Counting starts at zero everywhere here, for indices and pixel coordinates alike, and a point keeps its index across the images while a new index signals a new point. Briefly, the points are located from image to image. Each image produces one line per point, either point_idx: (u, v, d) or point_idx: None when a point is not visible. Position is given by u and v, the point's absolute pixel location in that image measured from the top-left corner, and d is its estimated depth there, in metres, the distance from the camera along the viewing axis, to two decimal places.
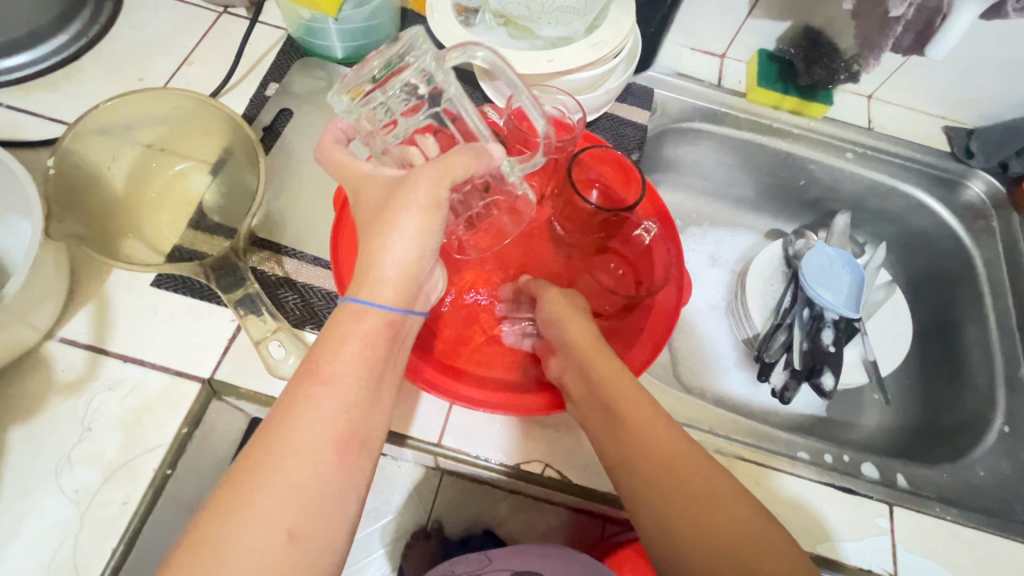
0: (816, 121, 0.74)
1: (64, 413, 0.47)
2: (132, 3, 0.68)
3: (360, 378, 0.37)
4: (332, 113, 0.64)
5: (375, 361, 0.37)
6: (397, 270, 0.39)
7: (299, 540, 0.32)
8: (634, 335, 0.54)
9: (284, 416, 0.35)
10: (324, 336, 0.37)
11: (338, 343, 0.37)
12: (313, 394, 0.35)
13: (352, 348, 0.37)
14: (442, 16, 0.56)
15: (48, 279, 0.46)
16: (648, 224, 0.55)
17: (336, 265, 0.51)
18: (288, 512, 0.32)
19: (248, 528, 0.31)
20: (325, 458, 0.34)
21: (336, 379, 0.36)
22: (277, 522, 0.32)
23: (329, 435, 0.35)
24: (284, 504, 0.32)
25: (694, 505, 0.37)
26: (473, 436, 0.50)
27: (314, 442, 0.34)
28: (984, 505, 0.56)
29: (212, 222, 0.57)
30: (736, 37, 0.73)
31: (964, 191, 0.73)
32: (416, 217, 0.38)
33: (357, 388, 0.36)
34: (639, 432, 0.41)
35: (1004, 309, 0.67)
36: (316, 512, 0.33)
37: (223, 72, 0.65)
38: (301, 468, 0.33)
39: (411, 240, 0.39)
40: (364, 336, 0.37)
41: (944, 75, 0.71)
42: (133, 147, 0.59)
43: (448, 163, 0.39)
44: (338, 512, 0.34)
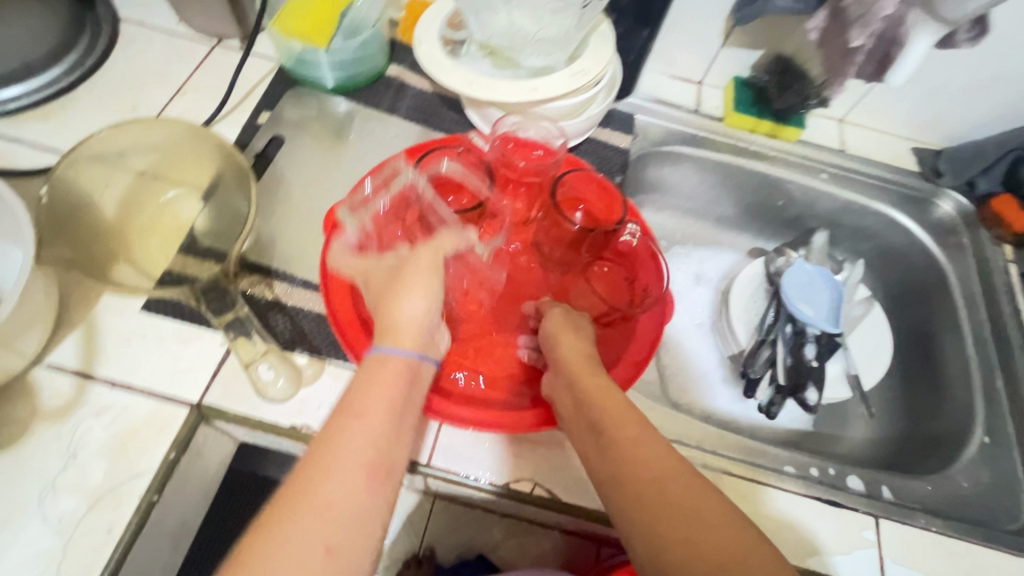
0: (791, 144, 0.77)
1: (49, 440, 0.47)
2: (128, 37, 0.70)
3: (390, 409, 0.37)
4: (323, 140, 0.66)
5: (398, 397, 0.38)
6: (410, 320, 0.43)
7: (333, 556, 0.31)
8: (627, 341, 0.55)
9: (317, 446, 0.35)
10: (358, 377, 0.39)
11: (365, 384, 0.38)
12: (347, 423, 0.36)
13: (379, 385, 0.38)
14: (429, 48, 0.59)
15: (37, 305, 0.47)
16: (632, 227, 0.59)
17: (326, 295, 0.53)
18: (327, 533, 0.31)
19: (285, 551, 0.30)
20: (359, 481, 0.34)
21: (366, 412, 0.36)
22: (314, 538, 0.31)
23: (363, 459, 0.34)
24: (319, 522, 0.31)
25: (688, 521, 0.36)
26: (462, 456, 0.50)
27: (346, 465, 0.34)
28: (969, 515, 0.57)
29: (202, 247, 0.57)
30: (712, 65, 0.77)
31: (936, 209, 0.75)
32: (422, 281, 0.45)
33: (386, 420, 0.37)
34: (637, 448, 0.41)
35: (979, 321, 0.68)
36: (351, 536, 0.32)
37: (215, 102, 0.67)
38: (335, 489, 0.33)
39: (421, 301, 0.44)
40: (380, 367, 0.40)
41: (910, 100, 0.75)
42: (125, 174, 0.59)
43: (439, 242, 0.48)
44: (371, 537, 0.33)
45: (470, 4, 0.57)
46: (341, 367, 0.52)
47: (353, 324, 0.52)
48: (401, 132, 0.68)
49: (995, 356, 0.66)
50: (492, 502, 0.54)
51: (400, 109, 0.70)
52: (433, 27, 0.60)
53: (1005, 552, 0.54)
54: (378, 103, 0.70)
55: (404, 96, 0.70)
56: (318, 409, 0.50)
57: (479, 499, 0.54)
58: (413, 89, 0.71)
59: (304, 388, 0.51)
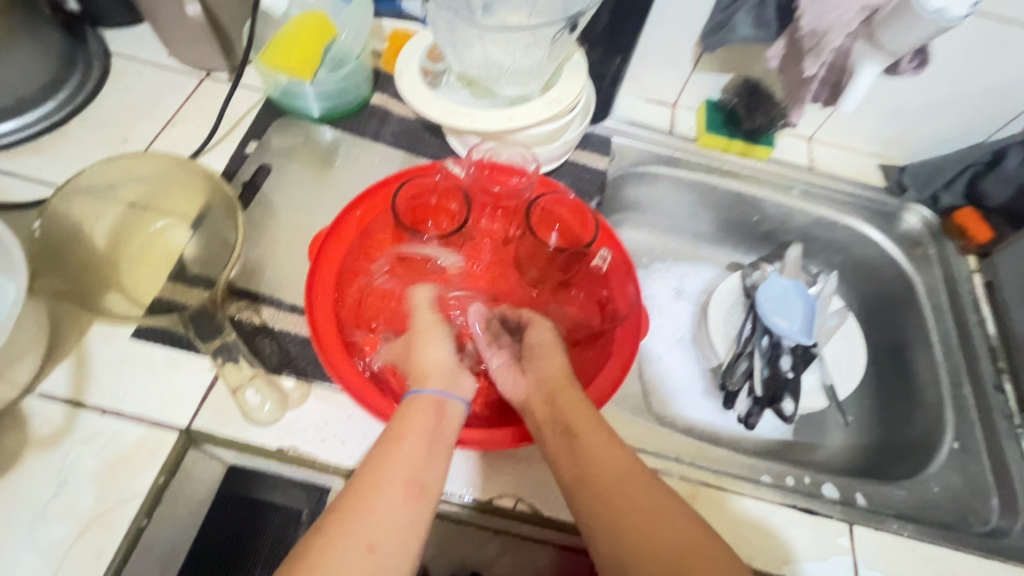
0: (759, 163, 0.80)
1: (40, 468, 0.48)
2: (119, 71, 0.72)
3: (426, 438, 0.41)
4: (310, 166, 0.68)
5: (431, 427, 0.43)
6: (436, 367, 0.48)
7: (375, 555, 0.35)
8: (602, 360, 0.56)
9: (367, 466, 0.39)
10: (399, 410, 0.44)
11: (404, 415, 0.43)
12: (388, 448, 0.40)
13: (415, 416, 0.43)
14: (410, 79, 0.62)
15: (29, 336, 0.48)
16: (604, 253, 0.60)
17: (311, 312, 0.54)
18: (371, 540, 0.35)
19: (337, 554, 0.34)
20: (398, 495, 0.38)
21: (405, 439, 0.41)
22: (359, 538, 0.35)
23: (402, 477, 0.39)
24: (366, 526, 0.36)
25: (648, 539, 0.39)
26: (445, 473, 0.52)
27: (390, 482, 0.38)
28: (939, 519, 0.59)
29: (192, 274, 0.59)
30: (684, 88, 0.80)
31: (903, 222, 0.78)
32: (430, 336, 0.51)
33: (423, 445, 0.41)
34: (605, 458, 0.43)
35: (946, 329, 0.71)
36: (393, 540, 0.36)
37: (204, 133, 0.69)
38: (380, 502, 0.37)
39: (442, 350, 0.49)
40: (415, 405, 0.44)
41: (873, 118, 0.78)
42: (117, 205, 0.61)
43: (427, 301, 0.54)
44: (410, 545, 0.36)
45: (448, 39, 0.59)
46: (327, 389, 0.53)
47: (334, 344, 0.53)
48: (385, 158, 0.71)
49: (962, 363, 0.69)
50: (477, 518, 0.55)
51: (384, 136, 0.72)
52: (413, 59, 0.63)
53: (975, 554, 0.56)
54: (363, 130, 0.72)
55: (388, 123, 0.73)
56: (307, 430, 0.52)
57: (464, 516, 0.55)
58: (397, 116, 0.74)
59: (290, 411, 0.52)
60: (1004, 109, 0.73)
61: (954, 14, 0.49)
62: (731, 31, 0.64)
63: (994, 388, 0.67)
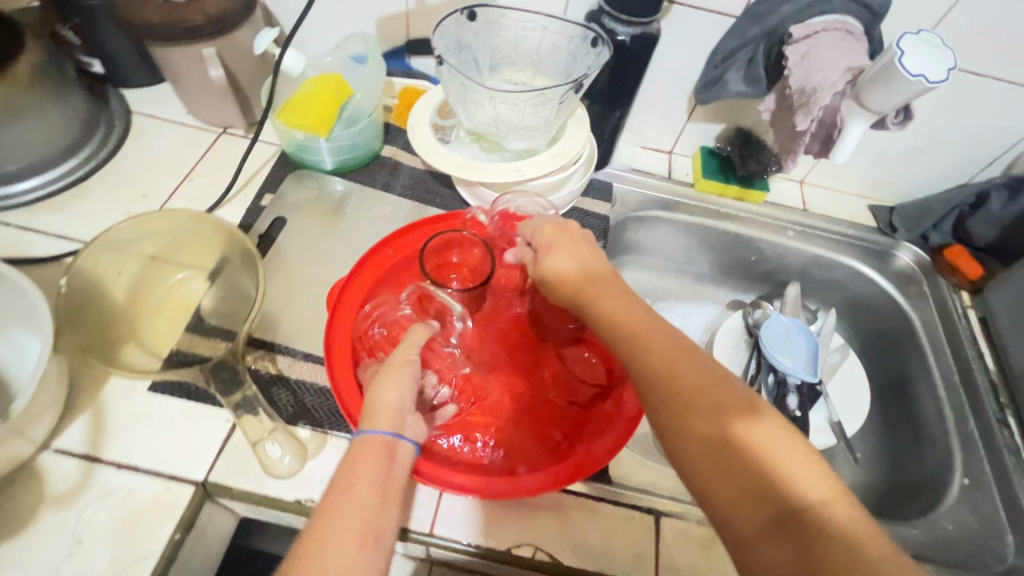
0: (756, 206, 0.83)
1: (55, 526, 0.47)
2: (140, 129, 0.75)
3: (378, 483, 0.40)
4: (323, 218, 0.70)
5: (381, 471, 0.41)
6: (391, 403, 0.45)
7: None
8: (609, 421, 0.56)
9: (314, 521, 0.37)
10: (349, 455, 0.41)
11: (352, 461, 0.41)
12: (336, 500, 0.38)
13: (364, 460, 0.41)
14: (422, 135, 0.65)
15: (50, 391, 0.48)
16: None
17: (328, 340, 0.55)
18: None
19: None
20: (352, 549, 0.36)
21: (355, 487, 0.39)
22: None
23: (353, 527, 0.37)
24: None
25: (722, 459, 0.34)
26: (464, 523, 0.52)
27: (341, 537, 0.36)
28: (956, 559, 0.59)
29: (209, 325, 0.60)
30: (680, 137, 0.84)
31: (895, 260, 0.81)
32: (393, 372, 0.47)
33: (371, 491, 0.39)
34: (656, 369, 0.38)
35: (946, 364, 0.73)
36: None
37: (222, 187, 0.71)
38: (330, 561, 0.34)
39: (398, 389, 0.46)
40: (359, 448, 0.42)
41: (861, 163, 0.82)
42: (137, 258, 0.62)
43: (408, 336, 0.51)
44: None
45: (459, 99, 0.63)
46: (344, 438, 0.54)
47: (345, 369, 0.54)
48: (395, 208, 0.73)
49: (966, 399, 0.69)
50: (496, 568, 0.55)
51: (395, 186, 0.75)
52: (425, 115, 0.66)
53: None
54: (374, 182, 0.75)
55: (398, 174, 0.76)
56: (322, 482, 0.52)
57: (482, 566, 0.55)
58: (406, 167, 0.77)
59: (309, 462, 0.52)
60: (984, 153, 0.77)
61: (935, 77, 0.53)
62: (723, 87, 0.68)
63: (998, 422, 0.68)
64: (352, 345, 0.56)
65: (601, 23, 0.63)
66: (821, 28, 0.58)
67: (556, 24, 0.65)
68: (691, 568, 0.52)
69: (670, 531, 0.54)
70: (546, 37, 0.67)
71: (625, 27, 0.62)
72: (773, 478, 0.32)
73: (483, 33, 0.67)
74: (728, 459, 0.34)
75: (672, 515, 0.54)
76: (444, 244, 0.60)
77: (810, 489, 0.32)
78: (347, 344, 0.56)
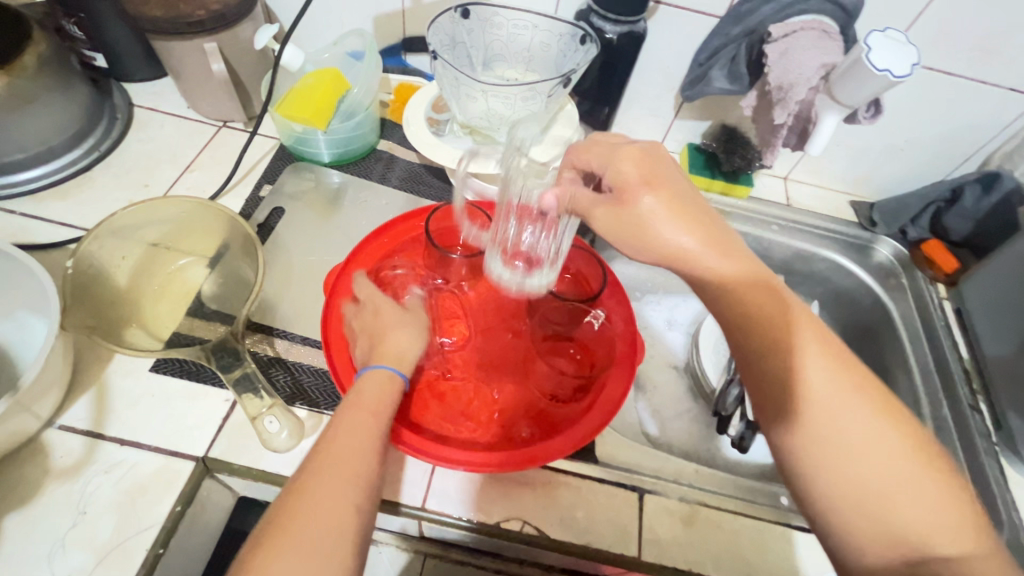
0: (742, 201, 0.85)
1: (60, 498, 0.49)
2: (141, 122, 0.77)
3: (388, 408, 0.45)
4: (320, 209, 0.73)
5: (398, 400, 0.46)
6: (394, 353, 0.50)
7: (359, 514, 0.38)
8: (584, 411, 0.57)
9: (340, 431, 0.41)
10: (368, 383, 0.46)
11: (371, 387, 0.46)
12: (361, 415, 0.43)
13: (383, 389, 0.46)
14: (417, 129, 0.68)
15: (56, 369, 0.50)
16: (598, 314, 0.61)
17: (324, 313, 0.58)
18: (354, 502, 0.38)
19: (323, 512, 0.37)
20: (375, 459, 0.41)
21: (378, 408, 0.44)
22: (344, 500, 0.38)
23: (377, 440, 0.42)
24: (348, 487, 0.38)
25: (859, 505, 0.37)
26: (453, 499, 0.54)
27: (367, 447, 0.41)
28: None
29: (209, 310, 0.62)
30: (668, 134, 0.86)
31: (875, 254, 0.84)
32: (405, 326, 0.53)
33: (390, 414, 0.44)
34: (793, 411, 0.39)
35: (922, 352, 0.75)
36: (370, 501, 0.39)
37: (221, 178, 0.73)
38: (359, 465, 0.40)
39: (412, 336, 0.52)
40: (368, 378, 0.47)
41: (842, 159, 0.85)
42: (139, 245, 0.64)
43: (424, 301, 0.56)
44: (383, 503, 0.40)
45: (453, 92, 0.65)
46: None
47: (339, 343, 0.57)
48: (391, 200, 0.75)
49: (940, 386, 0.72)
50: (486, 543, 0.57)
51: (390, 179, 0.77)
52: (420, 110, 0.69)
53: None
54: (370, 175, 0.77)
55: (394, 168, 0.78)
56: None
57: (472, 540, 0.57)
58: (402, 161, 0.79)
59: (305, 439, 0.54)
60: (959, 150, 0.80)
61: (899, 72, 0.56)
62: (707, 84, 0.70)
63: (971, 407, 0.70)
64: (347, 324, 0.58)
65: (589, 21, 0.65)
66: (798, 28, 0.61)
67: (547, 23, 0.67)
68: (673, 541, 0.54)
69: (652, 508, 0.56)
70: (537, 35, 0.69)
71: (613, 25, 0.64)
72: (897, 511, 0.36)
73: (476, 30, 0.69)
74: (863, 504, 0.37)
75: (655, 492, 0.57)
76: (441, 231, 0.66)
77: (941, 535, 0.35)
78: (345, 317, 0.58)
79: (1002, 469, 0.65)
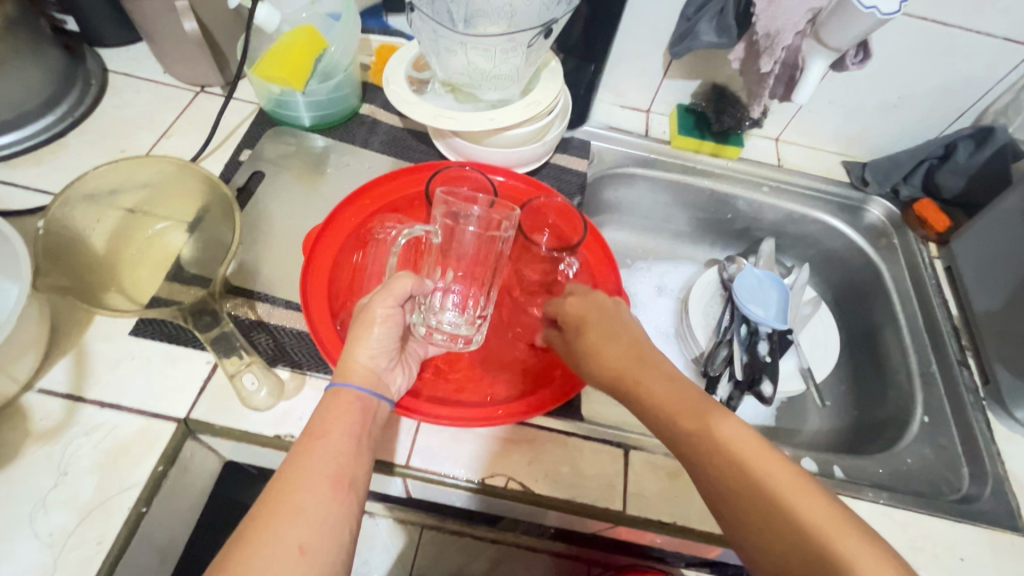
0: (733, 162, 0.84)
1: (40, 459, 0.49)
2: (116, 88, 0.75)
3: (351, 435, 0.44)
4: (303, 174, 0.71)
5: (354, 423, 0.45)
6: (365, 364, 0.49)
7: (307, 556, 0.36)
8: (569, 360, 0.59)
9: (286, 465, 0.40)
10: (323, 410, 0.45)
11: (325, 411, 0.45)
12: (312, 445, 0.42)
13: (338, 410, 0.45)
14: (397, 87, 0.65)
15: (31, 332, 0.50)
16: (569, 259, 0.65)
17: (302, 287, 0.56)
18: (302, 544, 0.37)
19: (265, 554, 0.35)
20: (328, 491, 0.40)
21: (330, 436, 0.43)
22: (290, 539, 0.36)
23: (329, 473, 0.40)
24: (293, 526, 0.37)
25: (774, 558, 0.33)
26: (439, 456, 0.54)
27: (317, 480, 0.40)
28: (915, 489, 0.62)
29: (189, 274, 0.60)
30: (657, 95, 0.84)
31: (867, 214, 0.83)
32: (378, 326, 0.50)
33: (346, 442, 0.43)
34: (715, 431, 0.37)
35: (912, 313, 0.75)
36: (322, 537, 0.37)
37: (199, 143, 0.72)
38: (307, 501, 0.38)
39: (376, 345, 0.50)
40: (337, 399, 0.46)
41: (835, 118, 0.83)
42: (115, 211, 0.63)
43: (390, 286, 0.52)
44: (340, 537, 0.38)
45: (432, 48, 0.63)
46: (321, 379, 0.55)
47: (318, 298, 0.56)
48: (375, 163, 0.74)
49: (929, 344, 0.72)
50: (475, 501, 0.57)
51: (373, 143, 0.76)
52: (400, 69, 0.67)
53: (950, 518, 0.56)
54: (352, 139, 0.75)
55: (377, 131, 0.77)
56: (301, 419, 0.53)
57: (460, 498, 0.57)
58: (385, 125, 0.77)
59: (285, 400, 0.54)
60: (953, 105, 0.79)
61: (887, 10, 0.54)
62: (695, 38, 0.68)
63: (959, 363, 0.70)
64: (328, 294, 0.57)
65: None
66: None
67: None
68: (658, 496, 0.54)
69: (639, 463, 0.56)
70: None
71: None
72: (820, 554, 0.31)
73: None
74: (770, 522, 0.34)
75: (642, 448, 0.56)
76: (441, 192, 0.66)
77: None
78: (324, 290, 0.57)
79: (987, 422, 0.65)
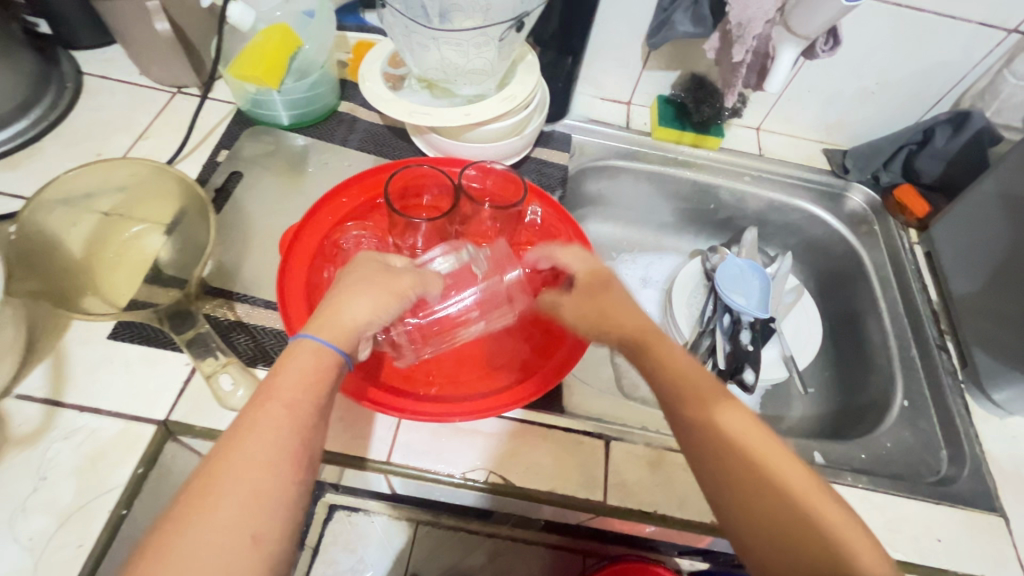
0: (714, 152, 0.84)
1: (20, 464, 0.49)
2: (92, 90, 0.75)
3: (314, 401, 0.39)
4: (282, 173, 0.71)
5: (320, 387, 0.40)
6: (356, 325, 0.44)
7: (262, 547, 0.32)
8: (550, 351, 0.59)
9: (234, 436, 0.35)
10: (282, 367, 0.40)
11: (285, 368, 0.40)
12: (267, 412, 0.37)
13: (300, 370, 0.40)
14: (372, 84, 0.65)
15: (5, 338, 0.49)
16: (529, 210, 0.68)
17: (278, 290, 0.56)
18: (255, 534, 0.32)
19: (208, 544, 0.31)
20: (285, 470, 0.35)
21: (291, 402, 0.37)
22: (241, 528, 0.32)
23: (287, 448, 0.36)
24: (244, 512, 0.32)
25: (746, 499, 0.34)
26: (419, 452, 0.54)
27: (274, 458, 0.35)
28: (894, 472, 0.62)
29: (167, 276, 0.60)
30: (637, 86, 0.84)
31: (848, 202, 0.83)
32: (390, 295, 0.47)
33: (306, 409, 0.38)
34: (701, 388, 0.39)
35: (893, 298, 0.75)
36: (275, 526, 0.33)
37: (176, 144, 0.71)
38: (261, 482, 0.34)
39: (375, 307, 0.45)
40: (312, 354, 0.41)
41: (815, 106, 0.83)
42: (91, 214, 0.62)
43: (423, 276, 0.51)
44: (294, 524, 0.34)
45: (405, 44, 0.63)
46: None
47: (293, 300, 0.56)
48: (354, 161, 0.74)
49: (909, 329, 0.73)
50: (458, 496, 0.57)
51: (352, 141, 0.75)
52: (375, 66, 0.67)
53: (924, 500, 0.57)
54: (331, 137, 0.75)
55: (356, 129, 0.76)
56: None
57: (443, 492, 0.57)
58: (364, 122, 0.77)
59: None
60: (931, 91, 0.79)
61: None
62: (672, 29, 0.69)
63: (938, 347, 0.71)
64: (307, 294, 0.57)
65: None
66: None
67: None
68: (639, 486, 0.55)
69: (619, 454, 0.56)
70: None
71: None
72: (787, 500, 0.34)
73: None
74: (770, 496, 0.34)
75: (622, 438, 0.57)
76: (406, 187, 0.66)
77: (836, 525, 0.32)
78: (299, 290, 0.57)
79: (965, 405, 0.66)
